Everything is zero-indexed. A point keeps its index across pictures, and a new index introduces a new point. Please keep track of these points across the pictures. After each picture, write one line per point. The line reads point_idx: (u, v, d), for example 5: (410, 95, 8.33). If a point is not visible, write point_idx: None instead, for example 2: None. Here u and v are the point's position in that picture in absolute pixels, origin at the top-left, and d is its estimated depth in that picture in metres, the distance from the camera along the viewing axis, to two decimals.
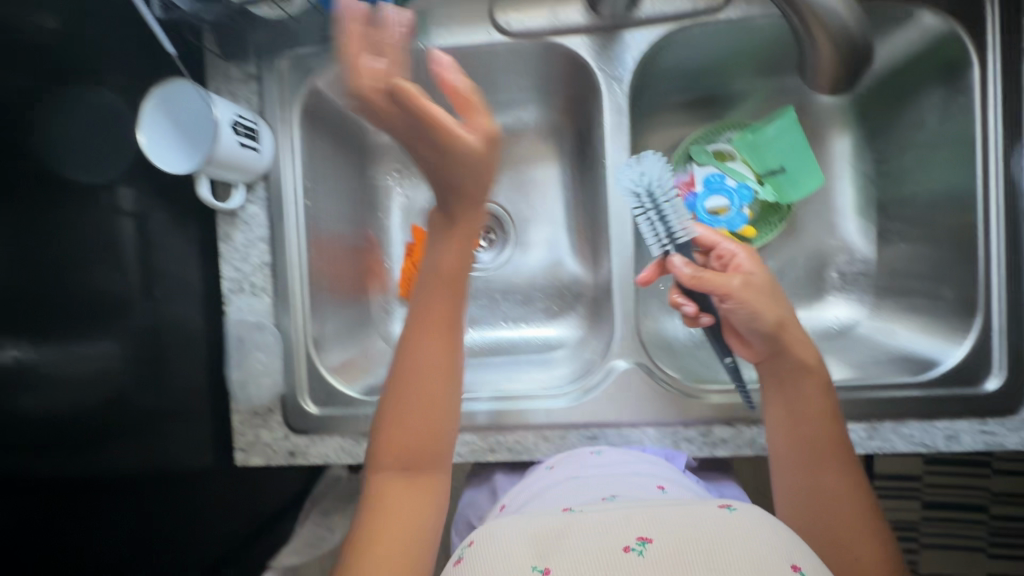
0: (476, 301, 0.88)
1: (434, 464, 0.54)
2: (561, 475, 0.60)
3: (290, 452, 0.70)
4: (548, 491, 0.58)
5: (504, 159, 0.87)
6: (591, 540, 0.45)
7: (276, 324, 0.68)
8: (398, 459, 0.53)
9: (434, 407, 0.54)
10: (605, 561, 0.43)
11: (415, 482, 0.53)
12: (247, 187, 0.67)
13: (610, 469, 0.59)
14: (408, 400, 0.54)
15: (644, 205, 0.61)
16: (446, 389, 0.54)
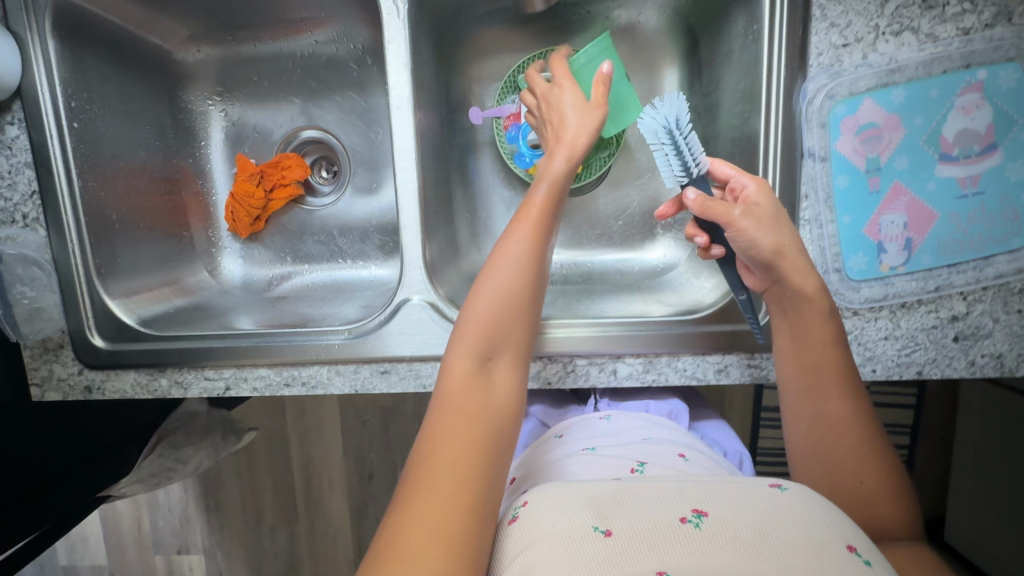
0: (311, 236, 0.85)
1: (515, 355, 0.54)
2: (572, 446, 0.63)
3: (86, 388, 0.69)
4: (559, 454, 0.63)
5: (334, 89, 0.82)
6: (626, 501, 0.49)
7: (52, 259, 0.66)
8: (478, 357, 0.53)
9: (513, 321, 0.54)
10: (581, 513, 0.47)
11: (489, 374, 0.52)
12: (12, 112, 0.63)
13: (616, 435, 0.64)
14: (488, 316, 0.55)
15: (667, 133, 0.57)
16: (520, 324, 0.55)
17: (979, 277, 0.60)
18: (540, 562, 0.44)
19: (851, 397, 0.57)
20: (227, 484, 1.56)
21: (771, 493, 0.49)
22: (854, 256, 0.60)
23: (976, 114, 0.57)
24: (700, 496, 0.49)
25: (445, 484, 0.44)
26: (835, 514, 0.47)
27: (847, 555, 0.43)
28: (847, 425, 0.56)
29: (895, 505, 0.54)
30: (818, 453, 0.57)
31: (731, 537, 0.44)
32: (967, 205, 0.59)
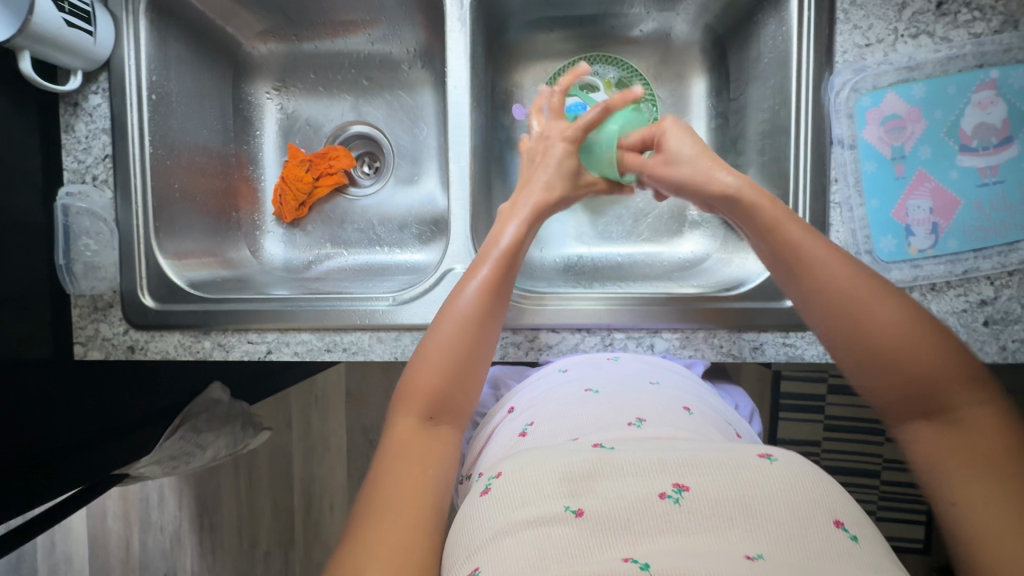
0: (351, 224, 0.88)
1: (452, 420, 0.57)
2: (572, 387, 0.61)
3: (129, 348, 0.70)
4: (557, 394, 0.61)
5: (385, 88, 0.87)
6: (604, 476, 0.45)
7: (115, 219, 0.70)
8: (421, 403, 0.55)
9: (467, 351, 0.58)
10: (552, 491, 0.44)
11: (433, 434, 0.55)
12: (100, 84, 0.69)
13: (621, 377, 0.61)
14: (447, 351, 0.58)
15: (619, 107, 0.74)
16: (473, 342, 0.58)
17: (1005, 263, 0.62)
18: (505, 543, 0.41)
19: (872, 284, 0.51)
20: (225, 502, 1.51)
21: (760, 465, 0.45)
22: (883, 238, 0.63)
23: (992, 109, 0.61)
24: (686, 469, 0.44)
25: (395, 532, 0.45)
26: (827, 485, 0.44)
27: (833, 532, 0.40)
28: (897, 317, 0.48)
29: (983, 389, 0.45)
30: (862, 360, 0.49)
31: (713, 516, 0.41)
32: (988, 193, 0.62)
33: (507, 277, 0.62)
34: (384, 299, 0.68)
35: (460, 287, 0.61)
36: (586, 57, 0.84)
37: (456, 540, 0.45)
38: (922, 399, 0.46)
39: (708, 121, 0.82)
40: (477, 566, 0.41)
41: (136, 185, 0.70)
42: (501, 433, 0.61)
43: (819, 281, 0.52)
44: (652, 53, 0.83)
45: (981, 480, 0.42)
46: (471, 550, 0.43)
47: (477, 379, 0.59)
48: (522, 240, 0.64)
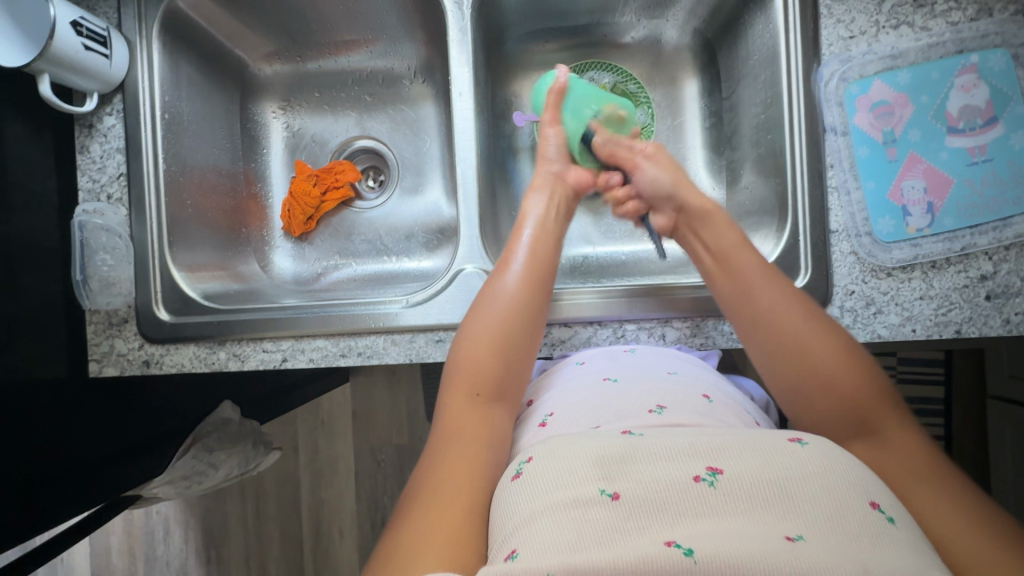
0: (359, 236, 0.90)
1: (498, 399, 0.59)
2: (592, 377, 0.61)
3: (145, 363, 0.70)
4: (578, 382, 0.61)
5: (389, 104, 0.90)
6: (636, 459, 0.43)
7: (130, 234, 0.71)
8: (471, 385, 0.58)
9: (512, 330, 0.61)
10: (587, 473, 0.42)
11: (483, 414, 0.57)
12: (114, 104, 0.71)
13: (640, 367, 0.61)
14: (498, 334, 0.60)
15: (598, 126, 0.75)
16: (520, 326, 0.61)
17: (1000, 238, 0.64)
18: (535, 528, 0.40)
19: (805, 308, 0.57)
20: (233, 531, 1.48)
21: (790, 448, 0.44)
22: (882, 220, 0.65)
23: (975, 91, 0.64)
24: (718, 451, 0.43)
25: (437, 526, 0.45)
26: (859, 468, 0.43)
27: (869, 514, 0.39)
28: (830, 341, 0.55)
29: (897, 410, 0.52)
30: (804, 378, 0.55)
31: (748, 498, 0.40)
32: (979, 171, 0.64)
33: (544, 255, 0.66)
34: (397, 303, 0.69)
35: (498, 275, 0.64)
36: (581, 64, 0.87)
37: (495, 526, 0.45)
38: (855, 416, 0.52)
39: (703, 121, 0.85)
40: (513, 548, 0.39)
41: (151, 201, 0.71)
42: (523, 426, 0.60)
43: (761, 307, 0.58)
44: (644, 59, 0.87)
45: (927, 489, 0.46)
46: (508, 533, 0.42)
47: (523, 352, 0.61)
48: (548, 214, 0.70)
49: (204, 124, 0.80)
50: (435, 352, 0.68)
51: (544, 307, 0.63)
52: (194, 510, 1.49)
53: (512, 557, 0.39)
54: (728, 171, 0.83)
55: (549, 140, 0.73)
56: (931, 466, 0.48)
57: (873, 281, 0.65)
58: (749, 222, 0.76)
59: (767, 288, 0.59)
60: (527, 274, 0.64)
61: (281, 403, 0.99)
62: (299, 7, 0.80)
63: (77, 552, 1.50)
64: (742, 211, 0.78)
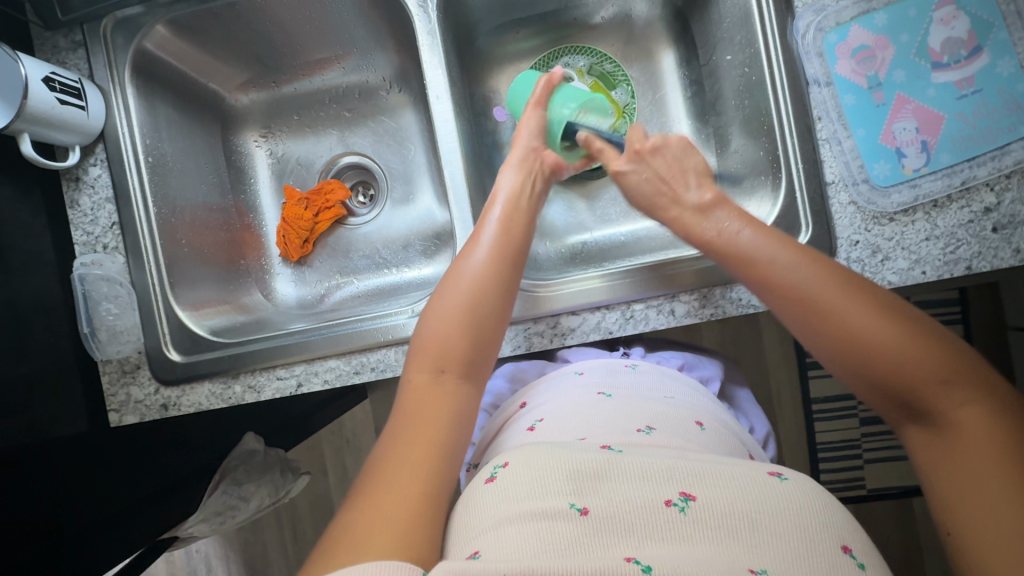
0: (357, 252, 0.90)
1: (463, 372, 0.59)
2: (586, 390, 0.64)
3: (162, 406, 0.70)
4: (572, 393, 0.64)
5: (367, 117, 0.90)
6: (611, 478, 0.46)
7: (131, 280, 0.71)
8: (436, 364, 0.58)
9: (483, 311, 0.61)
10: (559, 487, 0.45)
11: (448, 388, 0.58)
12: (95, 155, 0.71)
13: (635, 389, 0.64)
14: (468, 314, 0.60)
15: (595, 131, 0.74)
16: (494, 310, 0.61)
17: (1000, 167, 0.63)
18: (506, 530, 0.43)
19: (834, 284, 0.53)
20: (273, 559, 1.49)
21: (770, 482, 0.47)
22: (877, 165, 0.64)
23: (955, 23, 0.63)
24: (694, 479, 0.46)
25: (396, 515, 0.46)
26: (834, 509, 0.46)
27: (838, 557, 0.42)
28: (879, 323, 0.50)
29: (964, 386, 0.48)
30: (850, 365, 0.52)
31: (719, 529, 0.43)
32: (969, 104, 0.63)
33: (512, 233, 0.65)
34: (403, 314, 0.69)
35: (468, 252, 0.64)
36: (555, 51, 0.86)
37: (458, 530, 0.47)
38: (912, 402, 0.49)
39: (684, 91, 0.84)
40: (477, 549, 0.43)
41: (145, 247, 0.71)
42: (509, 432, 0.63)
43: (782, 287, 0.55)
44: (618, 37, 0.86)
45: (984, 490, 0.44)
46: (472, 533, 0.45)
47: (493, 329, 0.61)
48: (520, 190, 0.68)
49: (188, 162, 0.80)
50: None
51: (514, 281, 0.63)
52: (233, 542, 1.50)
53: (474, 557, 0.42)
54: (716, 138, 0.82)
55: (528, 121, 0.72)
56: (1005, 455, 0.45)
57: (876, 228, 0.64)
58: (744, 186, 0.75)
59: (782, 269, 0.55)
60: (496, 256, 0.63)
61: (302, 429, 0.99)
62: (267, 33, 0.80)
63: None
64: (735, 176, 0.78)
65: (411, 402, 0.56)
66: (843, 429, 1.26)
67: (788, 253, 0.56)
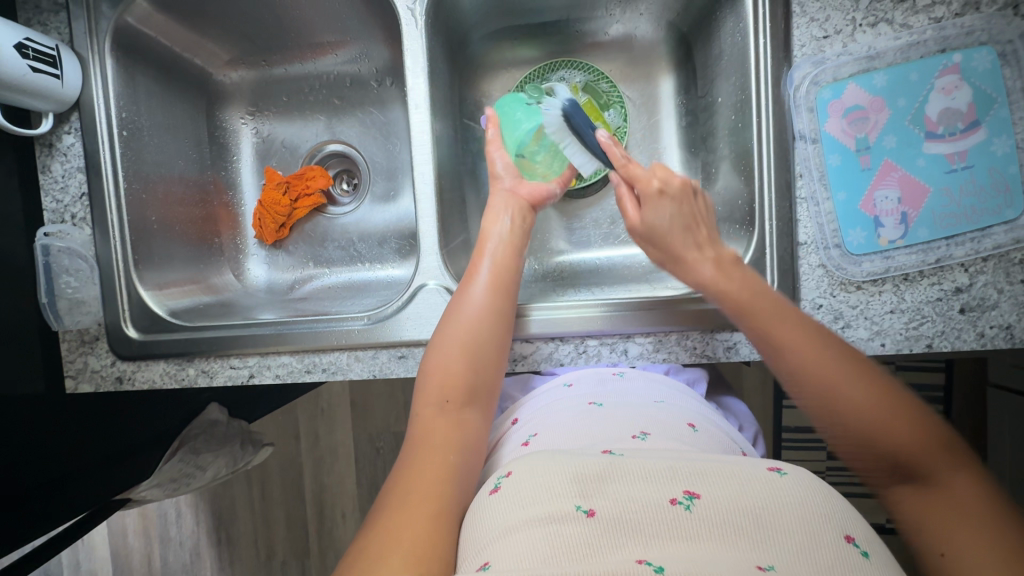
0: (332, 242, 0.89)
1: (469, 401, 0.61)
2: (579, 401, 0.67)
3: (118, 379, 0.72)
4: (564, 404, 0.67)
5: (356, 107, 0.88)
6: (615, 479, 0.48)
7: (95, 255, 0.71)
8: (437, 401, 0.60)
9: (483, 353, 0.63)
10: (566, 490, 0.46)
11: (453, 417, 0.60)
12: (70, 124, 0.70)
13: (628, 395, 0.68)
14: (470, 354, 0.62)
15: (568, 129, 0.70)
16: (495, 350, 0.63)
17: (978, 249, 0.61)
18: (515, 538, 0.44)
19: (833, 352, 0.56)
20: (238, 518, 1.54)
21: (769, 479, 0.48)
22: (852, 231, 0.63)
23: (957, 94, 0.60)
24: (697, 478, 0.48)
25: (408, 534, 0.48)
26: (833, 500, 0.47)
27: (842, 546, 0.43)
28: (862, 384, 0.54)
29: (942, 453, 0.50)
30: (835, 424, 0.54)
31: (722, 525, 0.44)
32: (958, 179, 0.61)
33: (506, 272, 0.67)
34: (360, 321, 0.69)
35: (462, 291, 0.65)
36: (551, 64, 0.84)
37: (468, 537, 0.48)
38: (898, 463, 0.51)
39: (678, 120, 0.82)
40: (487, 561, 0.43)
41: (112, 220, 0.72)
42: (510, 440, 0.66)
43: (782, 346, 0.57)
44: (618, 55, 0.83)
45: (963, 536, 0.45)
46: (481, 546, 0.46)
47: (491, 366, 0.63)
48: (514, 230, 0.70)
49: (167, 136, 0.79)
50: (396, 368, 0.68)
51: (508, 319, 0.65)
52: (203, 495, 1.55)
53: (484, 569, 0.43)
54: (703, 172, 0.80)
55: (496, 161, 0.73)
56: (981, 509, 0.47)
57: (841, 295, 0.63)
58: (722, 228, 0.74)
59: (783, 326, 0.57)
60: (491, 293, 0.65)
61: (267, 404, 1.00)
62: (259, 13, 0.79)
63: (97, 533, 1.58)
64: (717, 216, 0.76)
65: (415, 440, 0.59)
66: (807, 464, 1.27)
67: (791, 314, 0.58)
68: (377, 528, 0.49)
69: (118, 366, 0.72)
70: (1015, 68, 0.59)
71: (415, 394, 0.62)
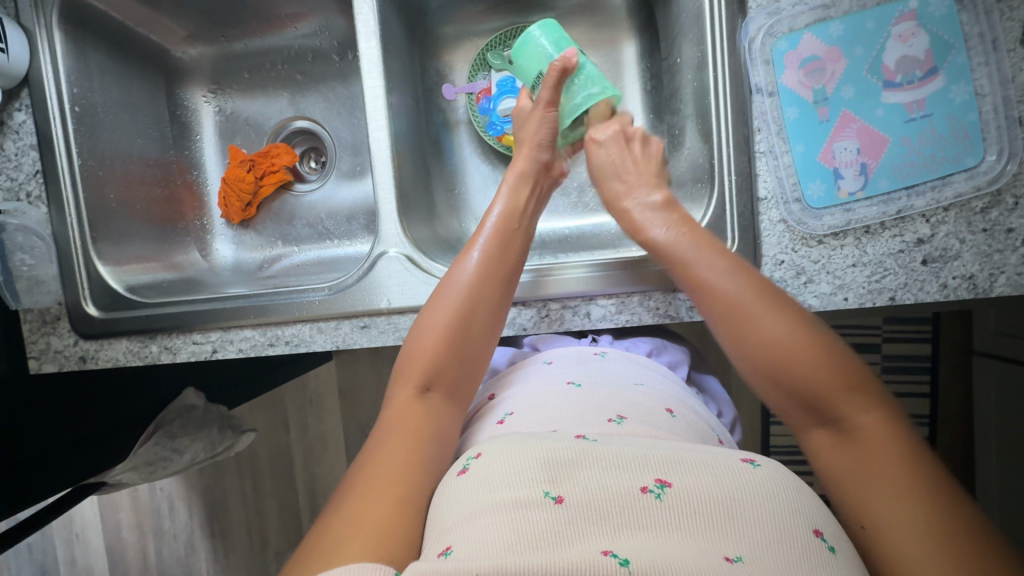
0: (300, 221, 0.88)
1: (445, 389, 0.60)
2: (555, 379, 0.66)
3: (81, 358, 0.72)
4: (542, 384, 0.66)
5: (319, 82, 0.87)
6: (586, 465, 0.47)
7: (52, 233, 0.71)
8: (426, 374, 0.59)
9: (476, 334, 0.62)
10: (534, 475, 0.45)
11: (432, 404, 0.58)
12: (20, 103, 0.69)
13: (606, 377, 0.67)
14: (464, 334, 0.61)
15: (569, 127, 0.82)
16: (486, 326, 0.62)
17: (939, 198, 0.60)
18: (478, 524, 0.43)
19: (760, 296, 0.54)
20: None
21: (742, 469, 0.47)
22: (811, 185, 0.62)
23: (914, 41, 0.59)
24: (671, 467, 0.46)
25: (368, 519, 0.47)
26: (806, 493, 0.47)
27: (811, 541, 0.42)
28: (788, 330, 0.52)
29: (869, 396, 0.49)
30: (759, 368, 0.53)
31: (693, 517, 0.43)
32: (916, 129, 0.60)
33: (509, 246, 0.66)
34: (320, 291, 0.68)
35: (462, 261, 0.65)
36: (512, 30, 0.83)
37: (430, 522, 0.47)
38: (815, 407, 0.50)
39: (643, 84, 0.81)
40: (449, 544, 0.42)
41: (68, 198, 0.71)
42: (484, 421, 0.65)
43: (712, 292, 0.56)
44: (581, 20, 0.82)
45: (881, 496, 0.44)
46: (442, 531, 0.45)
47: (480, 344, 0.62)
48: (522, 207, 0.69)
49: (125, 114, 0.78)
50: (358, 338, 0.68)
51: (506, 298, 0.64)
52: None
53: (445, 554, 0.42)
54: (669, 135, 0.79)
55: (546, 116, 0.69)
56: (898, 458, 0.46)
57: (803, 250, 0.63)
58: (686, 191, 0.73)
59: (710, 272, 0.57)
60: (492, 266, 0.64)
61: (249, 393, 0.99)
62: None
63: None
64: (682, 179, 0.75)
65: (388, 418, 0.57)
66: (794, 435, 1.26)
67: (719, 260, 0.57)
68: (338, 509, 0.49)
69: (81, 344, 0.71)
70: (972, 12, 0.58)
71: (398, 366, 0.61)
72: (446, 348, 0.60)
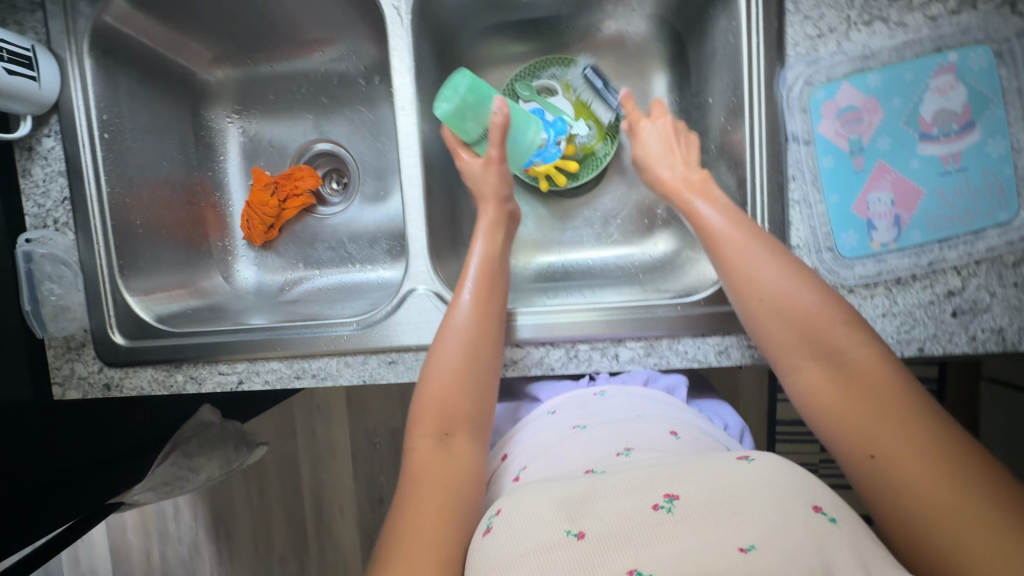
0: (322, 243, 0.88)
1: (469, 434, 0.59)
2: (562, 426, 0.66)
3: (105, 385, 0.72)
4: (550, 433, 0.66)
5: (344, 106, 0.87)
6: (599, 497, 0.47)
7: (79, 260, 0.71)
8: (435, 428, 0.59)
9: (477, 377, 0.61)
10: (552, 515, 0.46)
11: (454, 452, 0.58)
12: (51, 129, 0.69)
13: (609, 414, 0.67)
14: (466, 379, 0.61)
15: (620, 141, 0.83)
16: (486, 368, 0.62)
17: (971, 252, 0.60)
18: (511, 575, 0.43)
19: (792, 276, 0.57)
20: (236, 515, 1.54)
21: (739, 466, 0.48)
22: (844, 234, 0.62)
23: (952, 94, 0.59)
24: (673, 479, 0.47)
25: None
26: (804, 476, 0.47)
27: (812, 516, 0.43)
28: (816, 314, 0.55)
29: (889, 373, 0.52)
30: (794, 343, 0.55)
31: (705, 519, 0.44)
32: (951, 182, 0.60)
33: (493, 287, 0.65)
34: (347, 327, 0.68)
35: (450, 311, 0.64)
36: (541, 61, 0.82)
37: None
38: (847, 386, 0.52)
39: (672, 117, 0.81)
40: None
41: (96, 225, 0.71)
42: (501, 479, 0.64)
43: (749, 269, 0.58)
44: (611, 51, 0.82)
45: (925, 467, 0.46)
46: None
47: (486, 387, 0.62)
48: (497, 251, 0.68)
49: (152, 138, 0.78)
50: (385, 373, 0.68)
51: (499, 338, 0.64)
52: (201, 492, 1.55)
53: None
54: None
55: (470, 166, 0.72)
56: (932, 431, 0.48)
57: None
58: None
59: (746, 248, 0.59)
60: (479, 309, 0.63)
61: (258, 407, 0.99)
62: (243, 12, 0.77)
63: (95, 530, 1.60)
64: None
65: (410, 479, 0.56)
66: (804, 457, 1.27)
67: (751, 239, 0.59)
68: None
69: (106, 373, 0.71)
70: (1011, 67, 0.58)
71: (409, 427, 0.60)
72: (448, 403, 0.60)
